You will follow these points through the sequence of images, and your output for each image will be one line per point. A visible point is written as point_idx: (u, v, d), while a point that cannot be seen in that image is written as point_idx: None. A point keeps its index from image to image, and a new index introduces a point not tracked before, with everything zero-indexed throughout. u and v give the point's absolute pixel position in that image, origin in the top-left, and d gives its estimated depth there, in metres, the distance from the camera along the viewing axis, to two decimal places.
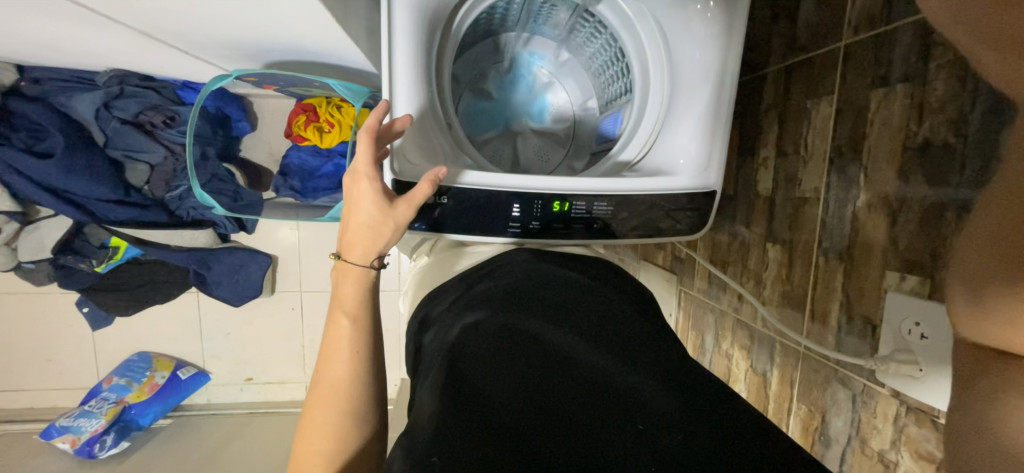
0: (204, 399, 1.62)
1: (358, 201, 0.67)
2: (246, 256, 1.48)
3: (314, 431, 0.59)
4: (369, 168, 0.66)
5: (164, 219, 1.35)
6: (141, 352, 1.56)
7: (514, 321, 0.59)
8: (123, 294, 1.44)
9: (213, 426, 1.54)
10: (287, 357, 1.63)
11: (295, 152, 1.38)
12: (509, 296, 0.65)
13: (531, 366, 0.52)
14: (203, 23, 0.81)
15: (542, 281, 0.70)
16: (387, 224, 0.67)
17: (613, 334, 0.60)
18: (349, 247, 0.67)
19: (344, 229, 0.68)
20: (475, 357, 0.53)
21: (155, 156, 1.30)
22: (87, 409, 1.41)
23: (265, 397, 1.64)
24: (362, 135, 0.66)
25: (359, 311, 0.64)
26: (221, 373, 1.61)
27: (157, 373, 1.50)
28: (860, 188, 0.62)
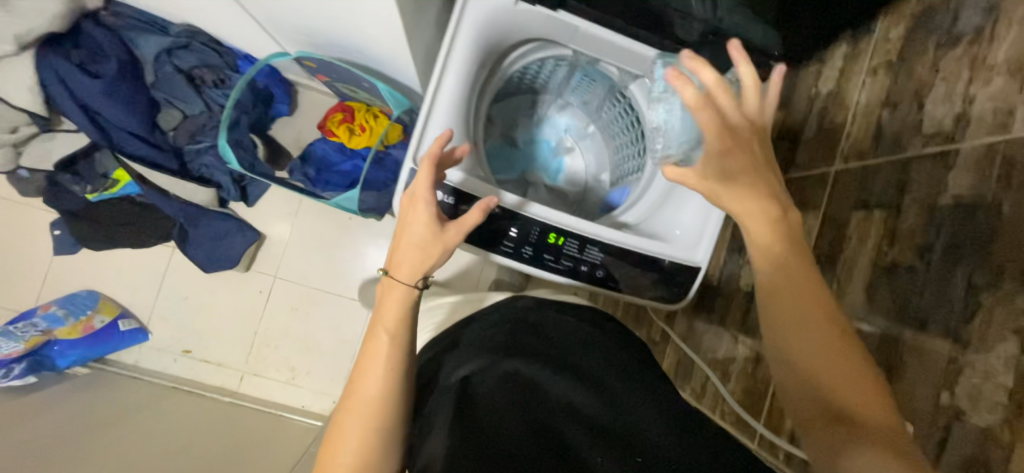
0: (131, 359, 1.51)
1: (413, 221, 0.69)
2: (236, 227, 1.47)
3: (344, 447, 0.62)
4: (426, 193, 0.69)
5: (174, 168, 1.36)
6: (92, 290, 1.51)
7: (517, 369, 0.63)
8: (100, 228, 1.42)
9: (131, 389, 1.42)
10: (236, 340, 1.55)
11: (320, 143, 1.45)
12: (521, 338, 0.69)
13: (535, 417, 0.58)
14: (286, 3, 0.90)
15: (557, 323, 0.75)
16: (436, 246, 0.69)
17: (616, 374, 0.65)
18: (396, 264, 0.69)
19: (395, 249, 0.70)
20: (481, 406, 0.59)
21: (192, 108, 1.37)
22: (10, 330, 1.37)
23: (196, 376, 1.53)
24: (424, 161, 0.69)
25: (398, 331, 0.67)
26: (161, 337, 1.53)
27: (97, 317, 1.44)
28: None
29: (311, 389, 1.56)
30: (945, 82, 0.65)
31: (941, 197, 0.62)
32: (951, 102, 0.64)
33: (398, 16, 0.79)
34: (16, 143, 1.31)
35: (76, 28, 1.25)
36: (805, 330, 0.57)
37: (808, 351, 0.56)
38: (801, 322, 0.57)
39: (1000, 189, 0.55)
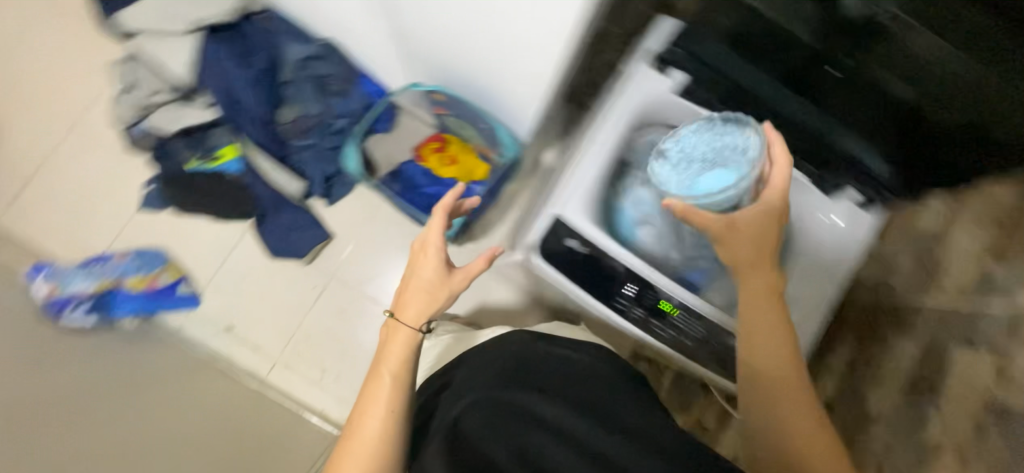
0: (176, 322, 1.54)
1: (418, 269, 0.89)
2: (311, 222, 1.54)
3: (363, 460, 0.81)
4: (437, 242, 0.88)
5: (279, 155, 1.49)
6: (161, 248, 1.56)
7: (505, 394, 0.83)
8: (191, 195, 1.51)
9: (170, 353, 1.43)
10: (278, 328, 1.57)
11: (411, 165, 1.53)
12: (524, 367, 0.91)
13: (519, 430, 0.77)
14: (449, 50, 1.04)
15: (545, 359, 0.94)
16: (442, 290, 0.88)
17: (603, 403, 0.84)
18: (403, 307, 0.88)
19: (403, 290, 0.90)
20: (470, 437, 0.78)
21: (311, 109, 1.49)
22: (87, 270, 1.42)
23: (232, 354, 1.54)
24: (436, 221, 0.90)
25: (399, 371, 0.86)
26: (209, 309, 1.56)
27: (163, 275, 1.52)
28: None
29: (333, 395, 1.54)
30: None
31: None
32: None
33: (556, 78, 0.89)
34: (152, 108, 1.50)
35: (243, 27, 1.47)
36: (778, 405, 0.82)
37: (786, 420, 0.81)
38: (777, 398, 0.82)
39: None
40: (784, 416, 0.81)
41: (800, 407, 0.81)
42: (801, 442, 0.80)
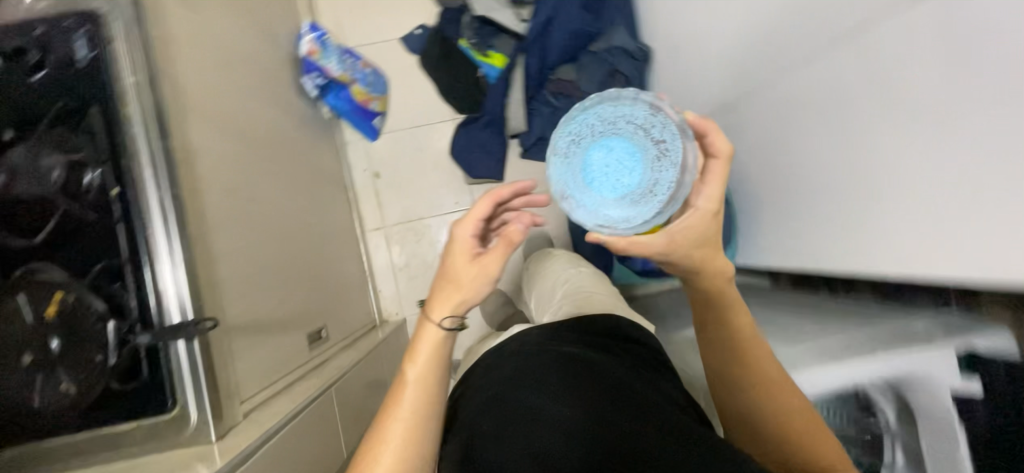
0: (348, 137, 1.63)
1: (455, 253, 0.60)
2: (499, 159, 1.56)
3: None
4: (480, 217, 0.61)
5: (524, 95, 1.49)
6: (388, 77, 1.65)
7: (513, 396, 0.57)
8: (442, 61, 1.56)
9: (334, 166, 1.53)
10: (410, 204, 1.64)
11: None
12: (545, 362, 0.62)
13: (519, 451, 0.51)
14: (780, 182, 0.93)
15: (544, 351, 0.65)
16: (482, 283, 0.60)
17: (614, 388, 0.58)
18: (434, 304, 0.61)
19: (439, 281, 0.62)
20: (483, 438, 0.55)
21: (583, 86, 1.41)
22: (344, 54, 1.49)
23: (361, 196, 1.64)
24: (484, 201, 0.62)
25: (428, 378, 0.61)
26: (378, 149, 1.64)
27: (377, 101, 1.58)
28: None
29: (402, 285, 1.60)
30: None
31: None
32: None
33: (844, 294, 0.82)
34: None
35: None
36: (770, 438, 0.61)
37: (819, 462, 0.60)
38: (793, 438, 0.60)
39: None
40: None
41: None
42: (798, 422, 0.60)
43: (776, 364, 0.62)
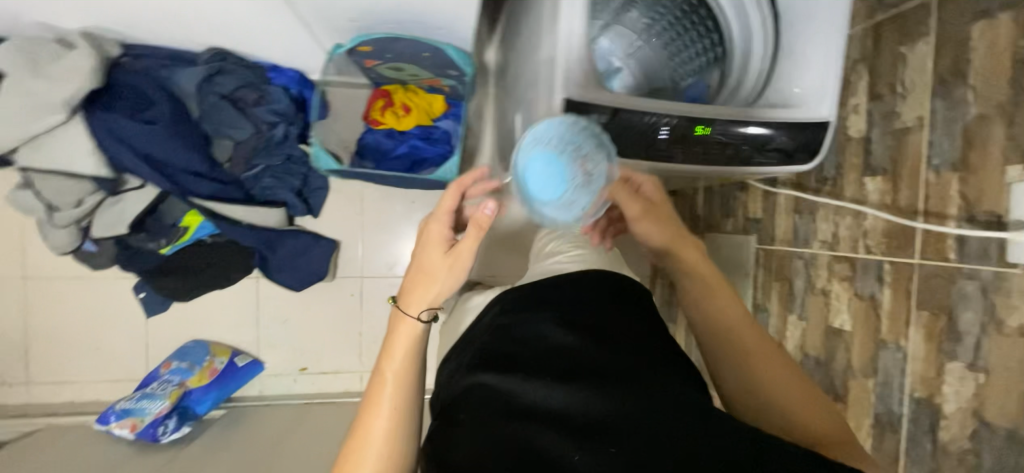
0: (255, 390, 1.50)
1: (430, 247, 0.72)
2: (311, 240, 1.46)
3: (371, 438, 0.66)
4: (449, 207, 0.73)
5: (240, 198, 1.33)
6: (197, 338, 1.45)
7: (525, 359, 0.59)
8: (187, 278, 1.38)
9: (269, 417, 1.43)
10: (346, 369, 1.55)
11: (370, 133, 1.40)
12: (528, 312, 0.67)
13: (544, 379, 0.56)
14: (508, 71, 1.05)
15: (514, 333, 0.64)
16: (444, 270, 0.71)
17: (592, 364, 0.57)
18: (406, 300, 0.71)
19: (416, 255, 0.74)
20: (450, 450, 0.55)
21: (240, 132, 1.26)
22: (149, 392, 1.33)
23: (318, 388, 1.54)
24: (452, 188, 0.74)
25: (405, 369, 0.70)
26: (277, 363, 1.51)
27: (217, 359, 1.40)
28: (971, 103, 0.68)
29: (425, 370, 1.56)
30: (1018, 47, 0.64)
31: None
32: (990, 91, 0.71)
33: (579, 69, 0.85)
34: (80, 218, 1.23)
35: (146, 77, 1.18)
36: (716, 294, 0.75)
37: (737, 313, 0.74)
38: (726, 305, 0.74)
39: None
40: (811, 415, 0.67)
41: (804, 417, 0.67)
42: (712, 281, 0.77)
43: (668, 225, 0.80)
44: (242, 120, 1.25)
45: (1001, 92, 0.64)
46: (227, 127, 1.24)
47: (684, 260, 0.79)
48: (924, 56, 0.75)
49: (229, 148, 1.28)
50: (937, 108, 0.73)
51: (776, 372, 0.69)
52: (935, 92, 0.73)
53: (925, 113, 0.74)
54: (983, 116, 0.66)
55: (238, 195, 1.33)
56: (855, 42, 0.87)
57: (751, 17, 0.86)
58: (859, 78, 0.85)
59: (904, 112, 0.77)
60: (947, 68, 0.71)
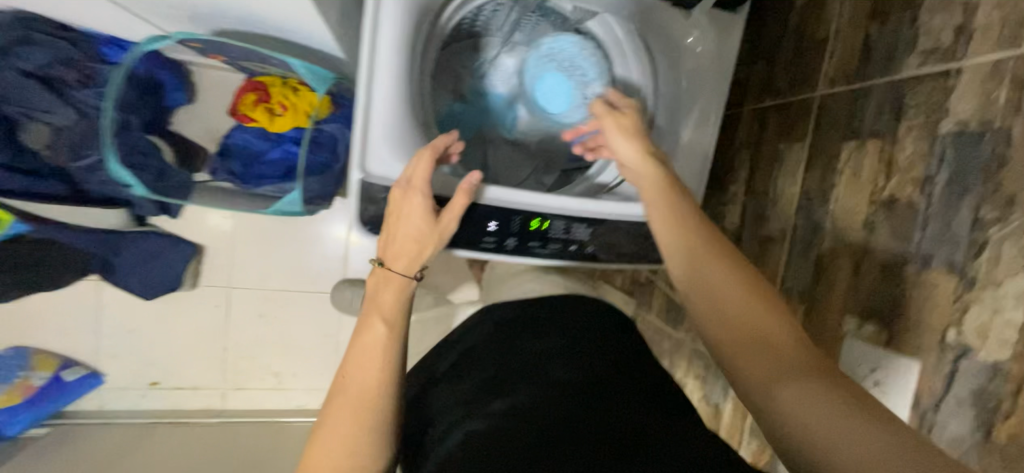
0: (94, 404, 1.33)
1: (410, 216, 0.63)
2: (168, 244, 1.26)
3: (364, 393, 0.57)
4: (424, 185, 0.63)
5: (64, 192, 1.10)
6: (19, 346, 1.26)
7: (508, 396, 0.62)
8: None
9: (102, 438, 1.26)
10: (207, 385, 1.40)
11: (238, 132, 1.19)
12: (510, 348, 0.73)
13: (528, 405, 0.60)
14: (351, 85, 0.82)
15: (522, 349, 0.72)
16: (431, 243, 0.64)
17: (585, 372, 0.66)
18: (392, 257, 0.64)
19: (391, 219, 0.64)
20: (472, 440, 0.55)
21: (60, 118, 1.05)
22: None
23: (172, 404, 1.39)
24: (425, 153, 0.63)
25: (395, 321, 0.61)
26: (122, 375, 1.35)
27: (36, 374, 1.23)
28: (825, 233, 0.72)
29: (303, 389, 1.46)
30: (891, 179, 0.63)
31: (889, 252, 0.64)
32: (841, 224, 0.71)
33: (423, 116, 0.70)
34: None
35: None
36: (689, 235, 0.61)
37: (716, 271, 0.57)
38: (704, 245, 0.60)
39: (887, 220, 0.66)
40: (824, 426, 0.44)
41: (823, 421, 0.44)
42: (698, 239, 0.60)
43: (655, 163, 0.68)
44: (64, 105, 1.04)
45: (857, 225, 0.68)
46: (41, 110, 1.03)
47: (663, 218, 0.64)
48: (797, 163, 0.76)
49: (48, 134, 1.06)
50: (801, 222, 0.76)
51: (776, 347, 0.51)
52: (802, 206, 0.75)
53: (790, 224, 0.78)
54: (834, 250, 0.71)
55: (59, 190, 1.10)
56: (741, 126, 0.88)
57: (632, 75, 0.80)
58: (741, 166, 0.87)
59: (773, 218, 0.81)
60: (815, 186, 0.74)
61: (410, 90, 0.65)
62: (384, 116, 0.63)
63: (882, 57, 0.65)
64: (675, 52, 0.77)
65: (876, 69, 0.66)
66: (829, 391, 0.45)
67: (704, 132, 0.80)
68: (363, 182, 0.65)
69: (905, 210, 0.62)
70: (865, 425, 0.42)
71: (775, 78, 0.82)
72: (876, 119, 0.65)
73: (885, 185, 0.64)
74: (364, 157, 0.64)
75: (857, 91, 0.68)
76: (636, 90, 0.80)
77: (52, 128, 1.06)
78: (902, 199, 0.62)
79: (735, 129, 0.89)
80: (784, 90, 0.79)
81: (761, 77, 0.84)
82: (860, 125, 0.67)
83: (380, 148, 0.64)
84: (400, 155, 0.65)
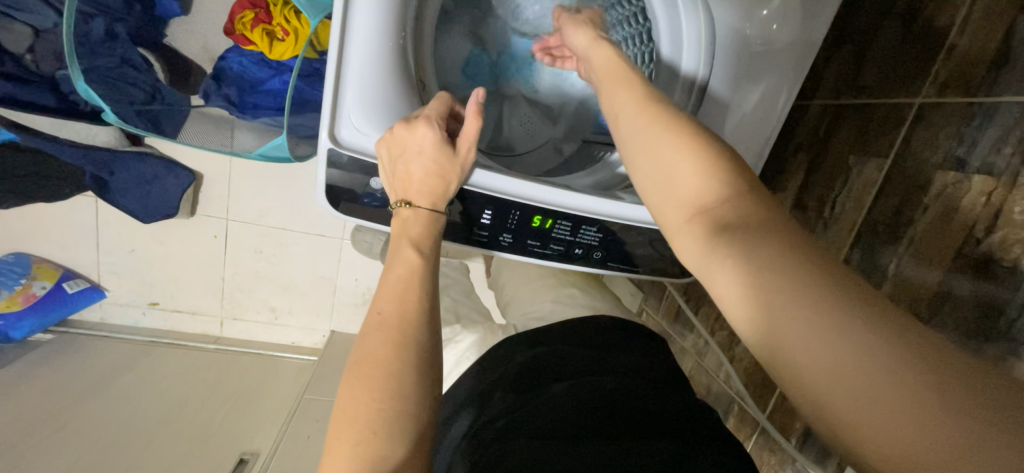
0: (96, 317, 1.35)
1: (418, 144, 0.53)
2: (163, 168, 1.17)
3: (393, 325, 0.47)
4: (435, 113, 0.54)
5: (51, 104, 0.97)
6: (20, 253, 1.25)
7: (537, 401, 0.55)
8: None
9: (104, 352, 1.29)
10: (204, 311, 1.39)
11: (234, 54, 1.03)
12: (556, 359, 0.65)
13: (565, 412, 0.52)
14: None
15: (575, 348, 0.67)
16: (452, 170, 0.55)
17: (642, 374, 0.61)
18: (407, 186, 0.55)
19: (400, 162, 0.54)
20: (522, 421, 0.52)
21: (41, 20, 0.95)
22: None
23: (172, 326, 1.39)
24: (439, 98, 0.57)
25: (424, 242, 0.54)
26: (121, 292, 1.34)
27: (36, 283, 1.21)
28: (885, 279, 0.60)
29: (298, 327, 1.45)
30: (1007, 228, 0.49)
31: (994, 323, 0.49)
32: (877, 273, 0.61)
33: (410, 74, 0.57)
34: None
35: None
36: (673, 141, 0.46)
37: (692, 186, 0.45)
38: (671, 165, 0.46)
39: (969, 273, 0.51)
40: (872, 389, 0.31)
41: (859, 380, 0.31)
42: (666, 148, 0.47)
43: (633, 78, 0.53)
44: (43, 6, 0.94)
45: (929, 276, 0.55)
46: (16, 8, 0.93)
47: (641, 110, 0.50)
48: (867, 185, 0.64)
49: (28, 35, 0.95)
50: (854, 256, 0.64)
51: (791, 276, 0.36)
52: (859, 240, 0.63)
53: (840, 256, 0.66)
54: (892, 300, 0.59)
55: (48, 101, 0.97)
56: (805, 124, 0.75)
57: (685, 45, 0.64)
58: (794, 174, 0.75)
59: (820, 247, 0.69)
60: (884, 217, 0.61)
61: (395, 39, 0.54)
62: (362, 72, 0.53)
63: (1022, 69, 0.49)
64: (744, 18, 0.61)
65: (1009, 86, 0.50)
66: (870, 338, 0.32)
67: (758, 127, 0.65)
68: (334, 152, 0.55)
69: (1003, 278, 0.48)
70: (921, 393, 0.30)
71: (863, 70, 0.66)
72: (993, 152, 0.51)
73: (982, 239, 0.50)
74: (333, 124, 0.54)
75: (979, 108, 0.52)
76: (685, 66, 0.65)
77: (32, 30, 0.95)
78: (1003, 263, 0.49)
79: (800, 121, 0.75)
80: (872, 89, 0.65)
81: (846, 68, 0.69)
82: (965, 155, 0.53)
83: (353, 114, 0.54)
84: (378, 123, 0.55)
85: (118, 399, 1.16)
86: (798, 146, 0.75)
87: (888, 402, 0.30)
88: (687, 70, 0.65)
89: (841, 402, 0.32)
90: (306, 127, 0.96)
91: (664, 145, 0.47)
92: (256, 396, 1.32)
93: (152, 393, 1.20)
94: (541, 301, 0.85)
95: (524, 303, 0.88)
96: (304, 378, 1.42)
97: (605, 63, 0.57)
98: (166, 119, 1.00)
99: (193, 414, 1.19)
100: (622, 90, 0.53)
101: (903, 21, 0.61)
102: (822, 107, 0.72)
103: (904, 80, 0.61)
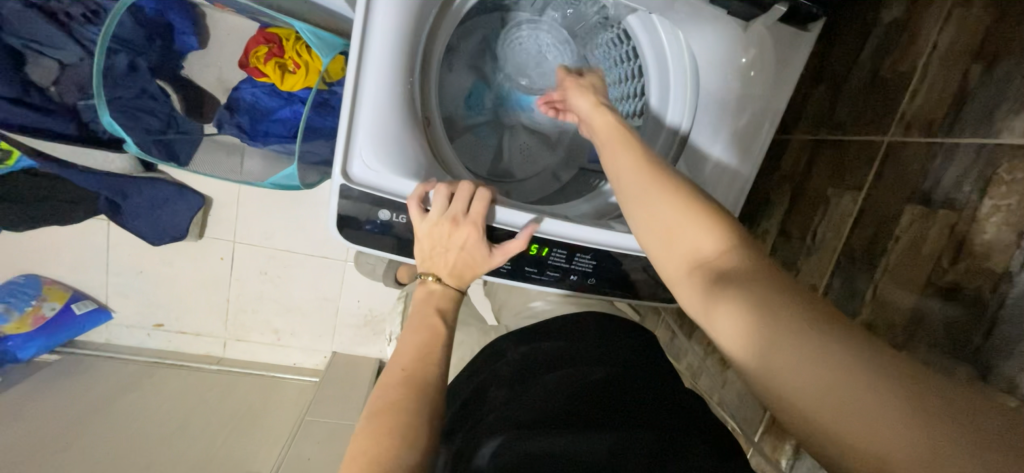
0: (102, 337, 1.37)
1: (458, 243, 0.59)
2: (175, 193, 1.20)
3: (420, 381, 0.52)
4: (478, 216, 0.58)
5: (70, 133, 1.02)
6: (31, 275, 1.28)
7: (529, 393, 0.57)
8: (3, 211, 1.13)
9: (109, 373, 1.30)
10: (207, 332, 1.41)
11: (248, 86, 1.09)
12: (548, 353, 0.67)
13: (557, 404, 0.54)
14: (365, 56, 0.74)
15: (569, 341, 0.69)
16: (482, 266, 0.61)
17: (633, 362, 0.64)
18: (437, 269, 0.60)
19: (435, 249, 0.60)
20: (522, 407, 0.55)
21: (69, 56, 1.00)
22: None
23: (175, 347, 1.41)
24: (480, 192, 0.59)
25: (447, 308, 0.60)
26: (128, 313, 1.36)
27: (46, 304, 1.24)
28: (863, 303, 0.62)
29: (300, 348, 1.47)
30: (969, 259, 0.52)
31: (963, 345, 0.51)
32: (854, 298, 0.64)
33: (416, 111, 0.61)
34: None
35: None
36: (674, 195, 0.51)
37: (691, 238, 0.49)
38: (669, 222, 0.50)
39: (938, 296, 0.54)
40: (875, 422, 0.34)
41: (862, 411, 0.34)
42: (666, 204, 0.51)
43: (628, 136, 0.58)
44: (70, 43, 0.98)
45: (903, 299, 0.58)
46: (46, 44, 0.97)
47: (642, 168, 0.54)
48: (845, 216, 0.67)
49: (54, 69, 1.01)
50: (835, 282, 0.67)
51: (787, 316, 0.39)
52: (839, 267, 0.66)
53: (821, 281, 0.69)
54: (870, 324, 0.61)
55: (67, 129, 1.02)
56: (788, 154, 0.79)
57: (671, 84, 0.69)
58: (779, 202, 0.79)
59: (803, 273, 0.72)
60: (860, 245, 0.64)
61: (403, 82, 0.59)
62: (372, 111, 0.57)
63: (977, 112, 0.53)
64: (725, 62, 0.66)
65: (968, 125, 0.54)
66: (862, 373, 0.35)
67: (743, 157, 0.69)
68: (345, 185, 0.59)
69: (969, 304, 0.51)
70: (911, 418, 0.33)
71: (839, 106, 0.71)
72: (955, 187, 0.54)
73: (949, 268, 0.54)
74: (345, 160, 0.59)
75: (942, 146, 0.56)
76: (673, 103, 0.69)
77: (58, 63, 1.01)
78: (967, 291, 0.51)
79: (782, 152, 0.79)
80: (846, 125, 0.69)
81: (823, 104, 0.74)
82: (932, 189, 0.56)
83: (363, 150, 0.58)
84: (385, 159, 0.59)
85: (120, 420, 1.17)
86: (782, 175, 0.79)
87: (889, 434, 0.33)
88: (677, 97, 0.69)
89: (850, 440, 0.35)
90: (313, 155, 1.00)
91: (660, 201, 0.51)
92: (257, 417, 1.32)
93: (154, 415, 1.21)
94: (533, 296, 0.88)
95: (519, 302, 0.90)
96: (305, 398, 1.43)
97: (606, 127, 0.60)
98: (180, 146, 1.05)
99: (193, 436, 1.20)
100: (620, 146, 0.57)
101: (872, 63, 0.67)
102: (803, 139, 0.76)
103: (876, 117, 0.65)
